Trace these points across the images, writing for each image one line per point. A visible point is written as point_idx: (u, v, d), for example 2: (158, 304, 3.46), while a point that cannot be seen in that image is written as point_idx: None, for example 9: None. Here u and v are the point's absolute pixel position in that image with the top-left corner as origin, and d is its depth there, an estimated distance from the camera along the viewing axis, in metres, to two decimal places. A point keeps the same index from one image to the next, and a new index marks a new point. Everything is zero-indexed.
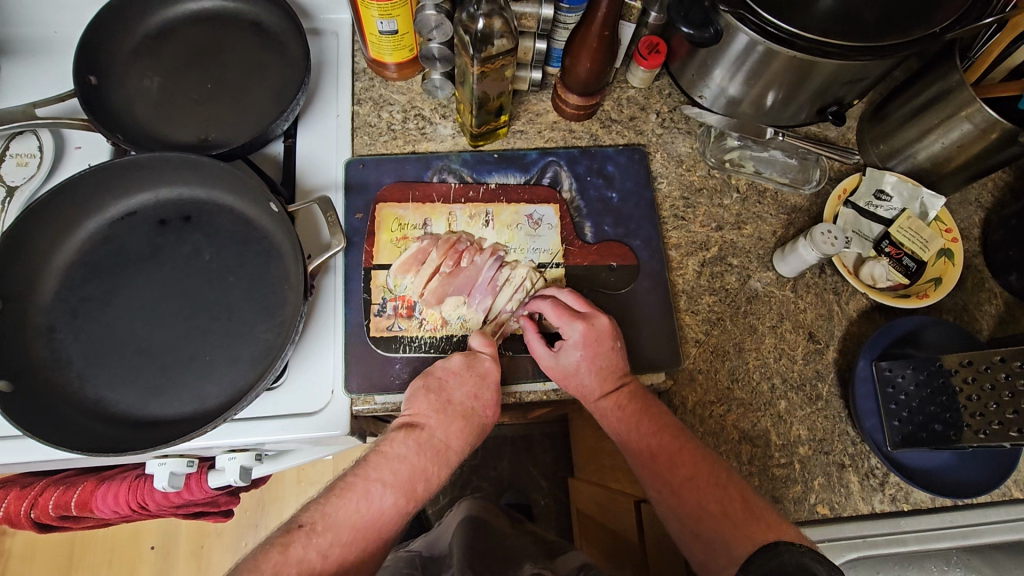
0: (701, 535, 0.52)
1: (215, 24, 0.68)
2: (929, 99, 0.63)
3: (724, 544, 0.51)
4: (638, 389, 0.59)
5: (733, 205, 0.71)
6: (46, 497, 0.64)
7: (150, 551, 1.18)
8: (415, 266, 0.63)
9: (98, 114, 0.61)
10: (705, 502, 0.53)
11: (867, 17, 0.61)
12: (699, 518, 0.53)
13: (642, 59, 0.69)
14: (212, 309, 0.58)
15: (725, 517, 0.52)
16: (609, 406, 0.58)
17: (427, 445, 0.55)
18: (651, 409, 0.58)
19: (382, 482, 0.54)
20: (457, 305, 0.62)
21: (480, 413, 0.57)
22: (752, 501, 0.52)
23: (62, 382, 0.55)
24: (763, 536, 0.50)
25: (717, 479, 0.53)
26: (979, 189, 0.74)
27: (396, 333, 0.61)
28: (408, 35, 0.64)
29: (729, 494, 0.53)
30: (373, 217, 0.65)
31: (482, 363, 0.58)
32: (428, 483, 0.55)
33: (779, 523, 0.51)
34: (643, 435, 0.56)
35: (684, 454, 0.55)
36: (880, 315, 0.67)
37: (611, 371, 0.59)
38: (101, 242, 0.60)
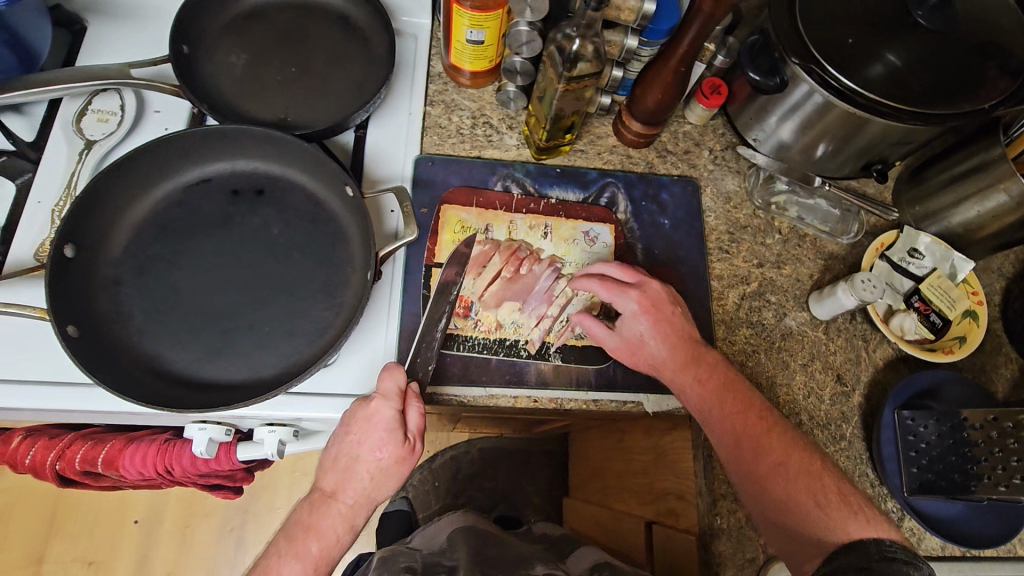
0: (788, 525, 0.53)
1: (304, 11, 0.71)
2: (970, 168, 0.67)
3: (826, 528, 0.51)
4: (722, 364, 0.60)
5: (774, 245, 0.74)
6: (74, 450, 0.65)
7: (133, 525, 1.16)
8: (476, 268, 0.66)
9: (186, 82, 0.63)
10: (791, 487, 0.53)
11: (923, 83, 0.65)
12: (784, 501, 0.53)
13: (704, 97, 0.73)
14: (276, 282, 0.60)
15: (816, 505, 0.52)
16: (688, 380, 0.59)
17: (322, 504, 0.56)
18: (736, 387, 0.59)
19: (280, 554, 0.54)
20: (512, 310, 0.64)
21: (370, 460, 0.55)
22: (843, 486, 0.54)
23: (123, 336, 0.55)
24: (846, 523, 0.51)
25: (806, 465, 0.54)
26: (1002, 259, 0.78)
27: (452, 331, 0.63)
28: (491, 47, 0.67)
29: (818, 482, 0.54)
30: (437, 216, 0.67)
31: (364, 410, 0.56)
32: (322, 539, 0.54)
33: (877, 515, 0.52)
34: (723, 413, 0.57)
35: (767, 436, 0.56)
36: (904, 366, 0.71)
37: (678, 340, 0.61)
38: (173, 205, 0.62)
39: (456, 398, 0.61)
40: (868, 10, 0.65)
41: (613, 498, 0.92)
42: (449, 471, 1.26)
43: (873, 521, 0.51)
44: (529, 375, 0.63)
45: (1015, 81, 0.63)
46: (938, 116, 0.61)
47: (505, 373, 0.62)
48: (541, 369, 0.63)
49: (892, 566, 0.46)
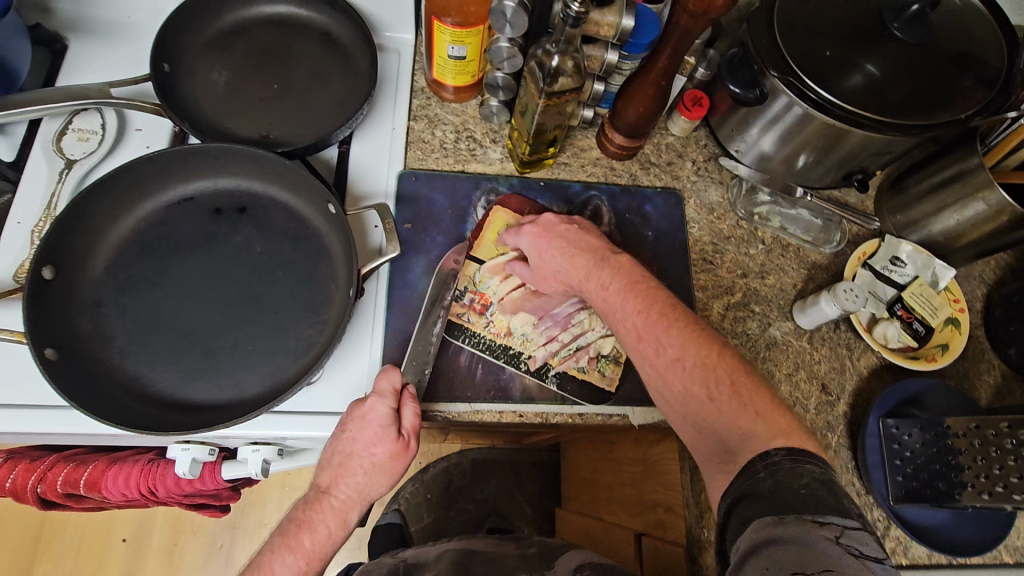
0: (699, 424, 0.51)
1: (287, 28, 0.71)
2: (949, 177, 0.67)
3: (724, 426, 0.49)
4: (628, 265, 0.60)
5: (758, 255, 0.74)
6: (55, 472, 0.64)
7: (120, 544, 1.15)
8: (505, 272, 0.67)
9: (168, 101, 0.63)
10: (691, 383, 0.52)
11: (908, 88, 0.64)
12: (686, 401, 0.52)
13: (686, 110, 0.73)
14: (260, 300, 0.59)
15: (712, 403, 0.50)
16: (596, 285, 0.60)
17: (318, 500, 0.55)
18: (642, 285, 0.58)
19: (273, 549, 0.53)
20: (525, 322, 0.65)
21: (364, 455, 0.55)
22: (749, 377, 0.51)
23: (103, 357, 0.55)
24: (741, 419, 0.48)
25: (704, 358, 0.52)
26: (983, 266, 0.79)
27: (463, 322, 0.64)
28: (474, 62, 0.67)
29: (717, 377, 0.51)
30: (487, 215, 0.69)
31: (362, 406, 0.56)
32: (314, 534, 0.53)
33: (775, 410, 0.49)
34: (630, 318, 0.57)
35: (671, 335, 0.54)
36: (888, 373, 0.71)
37: (581, 252, 0.62)
38: (155, 224, 0.61)
39: (440, 414, 0.61)
40: (844, 22, 0.66)
41: (602, 509, 0.91)
42: (440, 483, 1.25)
43: (773, 416, 0.48)
44: (514, 390, 0.62)
45: (991, 92, 0.63)
46: (914, 127, 0.62)
47: (490, 388, 0.62)
48: (526, 383, 0.63)
49: (783, 478, 0.42)
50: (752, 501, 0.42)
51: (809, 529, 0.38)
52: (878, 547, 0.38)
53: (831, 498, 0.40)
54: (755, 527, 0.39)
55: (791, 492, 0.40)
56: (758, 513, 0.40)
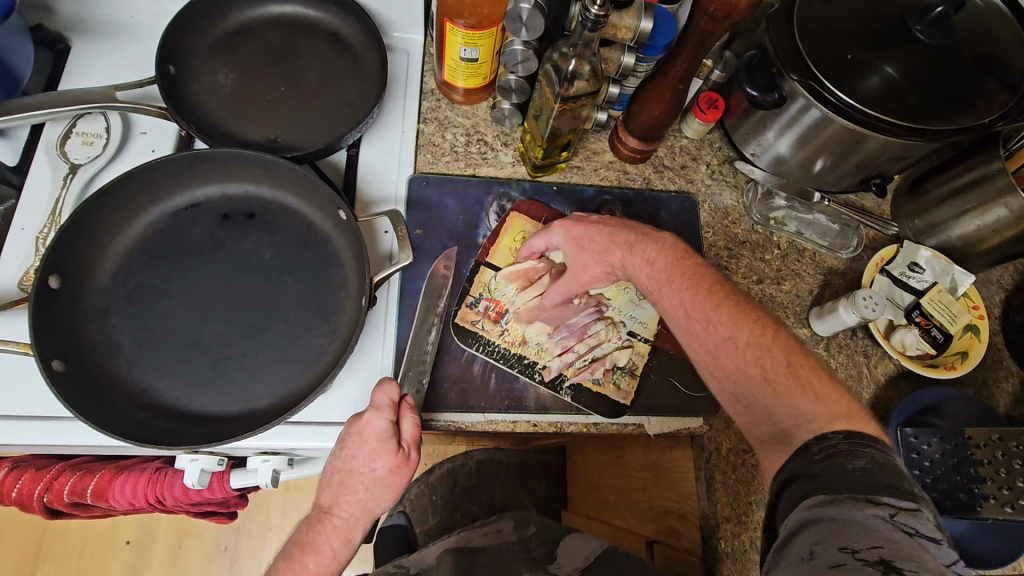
0: (750, 401, 0.50)
1: (294, 28, 0.70)
2: (969, 181, 0.66)
3: (780, 405, 0.48)
4: (673, 241, 0.59)
5: (773, 260, 0.73)
6: (62, 481, 0.63)
7: (126, 546, 1.14)
8: (521, 280, 0.65)
9: (174, 104, 0.62)
10: (743, 361, 0.51)
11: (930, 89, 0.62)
12: (738, 380, 0.51)
13: (701, 113, 0.72)
14: (269, 308, 0.58)
15: (765, 382, 0.49)
16: (638, 262, 0.59)
17: (320, 520, 0.55)
18: (688, 263, 0.57)
19: (278, 573, 0.53)
20: (540, 332, 0.64)
21: (364, 472, 0.54)
22: (806, 359, 0.50)
23: (111, 367, 0.54)
24: (800, 399, 0.47)
25: (758, 336, 0.51)
26: (1001, 271, 0.77)
27: (477, 329, 0.63)
28: (487, 65, 0.66)
29: (772, 355, 0.50)
30: (503, 220, 0.68)
31: (359, 422, 0.55)
32: (319, 555, 0.53)
33: (832, 390, 0.47)
34: (675, 297, 0.56)
35: (721, 314, 0.53)
36: (905, 381, 0.70)
37: (616, 232, 0.60)
38: (162, 231, 0.60)
39: (452, 424, 0.60)
40: (864, 24, 0.64)
41: (611, 514, 0.90)
42: (445, 485, 1.23)
43: (832, 398, 0.46)
44: (527, 399, 0.61)
45: (1014, 96, 0.62)
46: (936, 132, 0.60)
47: (503, 397, 0.61)
48: (540, 393, 0.62)
49: (840, 461, 0.41)
50: (804, 481, 0.41)
51: (860, 509, 0.37)
52: (935, 523, 0.37)
53: (887, 475, 0.39)
54: (802, 505, 0.39)
55: (846, 472, 0.40)
56: (807, 490, 0.40)
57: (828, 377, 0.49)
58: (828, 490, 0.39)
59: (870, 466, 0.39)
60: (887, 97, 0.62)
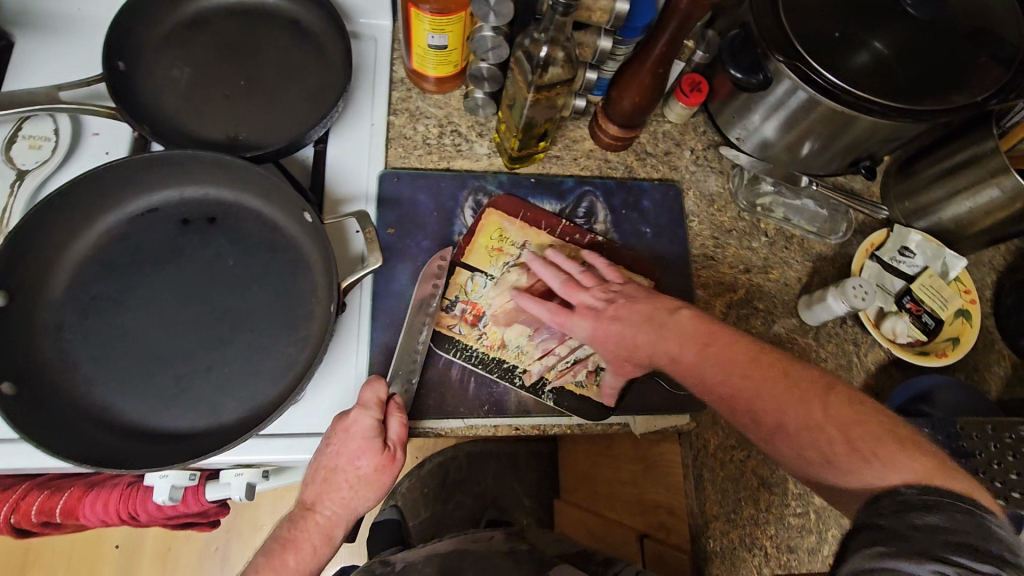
0: (837, 491, 0.45)
1: (253, 17, 0.66)
2: (961, 162, 0.64)
3: (857, 487, 0.42)
4: (691, 324, 0.54)
5: (761, 248, 0.71)
6: (29, 501, 0.61)
7: (113, 550, 1.12)
8: (500, 282, 0.63)
9: (124, 102, 0.58)
10: (806, 450, 0.45)
11: (922, 67, 0.59)
12: (812, 469, 0.46)
13: (683, 96, 0.69)
14: (234, 317, 0.56)
15: (834, 462, 0.44)
16: (669, 349, 0.53)
17: (301, 518, 0.52)
18: (712, 343, 0.52)
19: (257, 569, 0.51)
20: (520, 334, 0.61)
21: (349, 471, 0.52)
22: (864, 423, 0.44)
23: (67, 387, 0.51)
24: (871, 473, 0.41)
25: (811, 414, 0.46)
26: (992, 252, 0.76)
27: (454, 334, 0.61)
28: (457, 52, 0.62)
29: (832, 435, 0.44)
30: (479, 218, 0.65)
31: (346, 419, 0.53)
32: (298, 553, 0.51)
33: (907, 451, 0.41)
34: (711, 383, 0.51)
35: (763, 398, 0.48)
36: (896, 369, 0.68)
37: (642, 320, 0.56)
38: (118, 239, 0.57)
39: (432, 430, 0.58)
40: None
41: (601, 505, 0.89)
42: (436, 478, 1.22)
43: (903, 459, 0.41)
44: (509, 402, 0.60)
45: (1008, 72, 0.59)
46: (927, 112, 0.58)
47: (484, 402, 0.59)
48: (522, 395, 0.60)
49: (911, 516, 0.37)
50: (871, 530, 0.37)
51: (921, 564, 0.33)
52: None
53: (966, 532, 0.34)
54: (863, 553, 0.36)
55: (918, 531, 0.35)
56: (871, 540, 0.36)
57: (894, 433, 0.43)
58: (895, 541, 0.35)
59: (947, 523, 0.35)
60: (877, 77, 0.59)
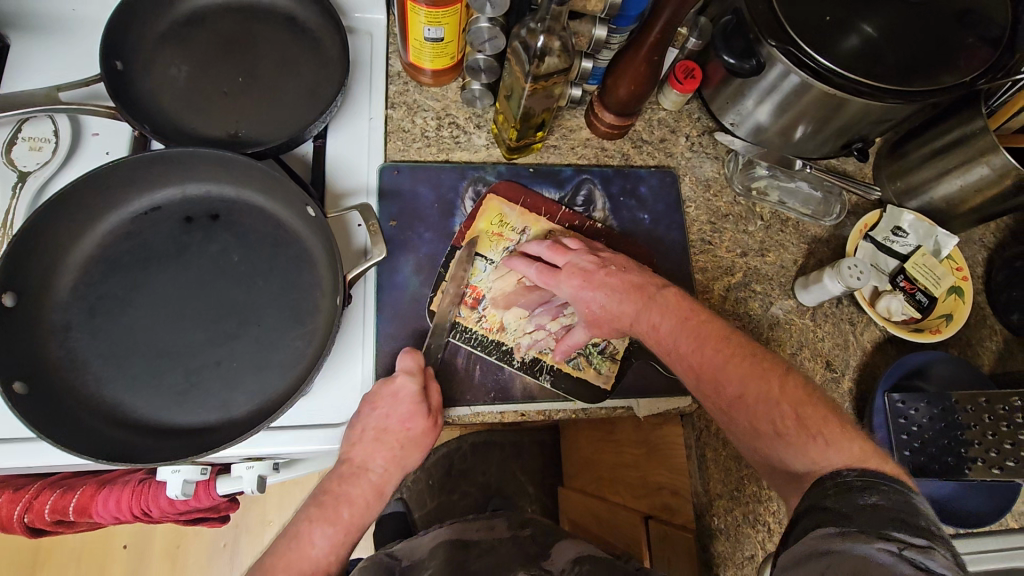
0: (771, 459, 0.49)
1: (248, 14, 0.66)
2: (951, 142, 0.65)
3: (794, 458, 0.46)
4: (676, 300, 0.56)
5: (757, 232, 0.72)
6: (42, 500, 0.61)
7: (122, 550, 1.13)
8: (499, 265, 0.64)
9: (123, 102, 0.58)
10: (758, 419, 0.49)
11: (911, 49, 0.60)
12: (756, 437, 0.49)
13: (677, 83, 0.70)
14: (241, 312, 0.56)
15: (781, 435, 0.48)
16: (651, 320, 0.56)
17: (349, 475, 0.54)
18: (694, 319, 0.55)
19: (311, 519, 0.53)
20: (518, 317, 0.62)
21: (400, 430, 0.55)
22: (817, 406, 0.48)
23: (79, 385, 0.52)
24: (813, 451, 0.45)
25: (768, 389, 0.49)
26: (983, 230, 0.77)
27: (454, 317, 0.61)
28: (453, 43, 0.63)
29: (780, 410, 0.48)
30: (479, 203, 0.66)
31: (394, 383, 0.56)
32: (353, 506, 0.54)
33: (847, 436, 0.45)
34: (687, 354, 0.54)
35: (729, 370, 0.51)
36: (891, 346, 0.70)
37: (627, 287, 0.58)
38: (123, 238, 0.57)
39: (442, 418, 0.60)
40: None
41: (605, 490, 0.91)
42: (441, 469, 1.23)
43: (844, 443, 0.45)
44: (514, 389, 0.61)
45: (996, 51, 0.60)
46: (918, 93, 0.59)
47: (490, 389, 0.60)
48: (527, 382, 0.61)
49: (851, 497, 0.40)
50: (814, 513, 0.40)
51: (866, 541, 0.36)
52: (953, 564, 0.34)
53: (900, 513, 0.38)
54: (812, 535, 0.38)
55: (861, 508, 0.39)
56: (819, 523, 0.39)
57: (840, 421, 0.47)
58: (841, 520, 0.38)
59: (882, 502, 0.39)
60: (868, 59, 0.60)
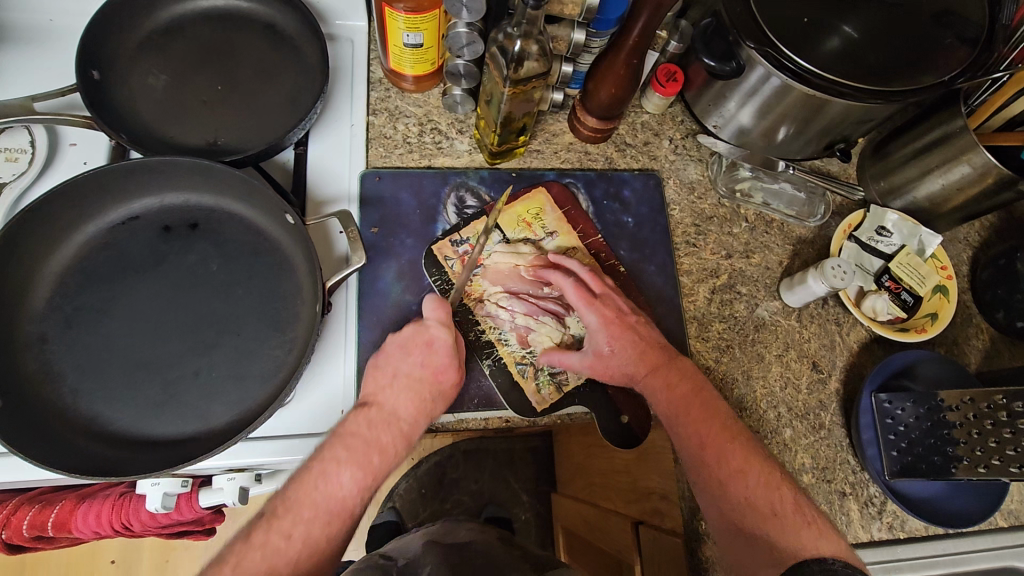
0: (751, 534, 0.51)
1: (227, 22, 0.66)
2: (932, 142, 0.65)
3: (785, 539, 0.50)
4: (692, 372, 0.59)
5: (742, 234, 0.72)
6: (20, 516, 0.60)
7: (110, 566, 1.11)
8: (513, 245, 0.66)
9: (100, 112, 0.58)
10: (753, 497, 0.52)
11: (890, 50, 0.60)
12: (744, 514, 0.52)
13: (660, 86, 0.70)
14: (220, 322, 0.56)
15: (771, 516, 0.52)
16: (657, 384, 0.58)
17: (379, 420, 0.54)
18: (703, 393, 0.58)
19: (338, 459, 0.51)
20: (496, 294, 0.63)
21: (432, 381, 0.56)
22: (797, 503, 0.53)
23: (55, 398, 0.51)
24: (807, 537, 0.50)
25: (763, 476, 0.54)
26: (968, 229, 0.77)
27: (445, 263, 0.64)
28: (433, 49, 0.63)
29: (778, 496, 0.53)
30: (529, 189, 0.68)
31: (428, 329, 0.57)
32: (383, 451, 0.53)
33: (831, 531, 0.51)
34: (693, 422, 0.56)
35: (734, 448, 0.55)
36: (878, 346, 0.70)
37: (649, 349, 0.60)
38: (100, 248, 0.57)
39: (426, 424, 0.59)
40: None
41: (596, 496, 0.90)
42: (433, 477, 1.21)
43: (829, 535, 0.51)
44: (499, 395, 0.60)
45: (973, 51, 0.60)
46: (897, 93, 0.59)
47: (474, 396, 0.60)
48: (512, 388, 0.60)
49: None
50: None
51: None
52: None
53: None
54: None
55: None
56: None
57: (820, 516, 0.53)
58: None
59: None
60: (847, 60, 0.60)
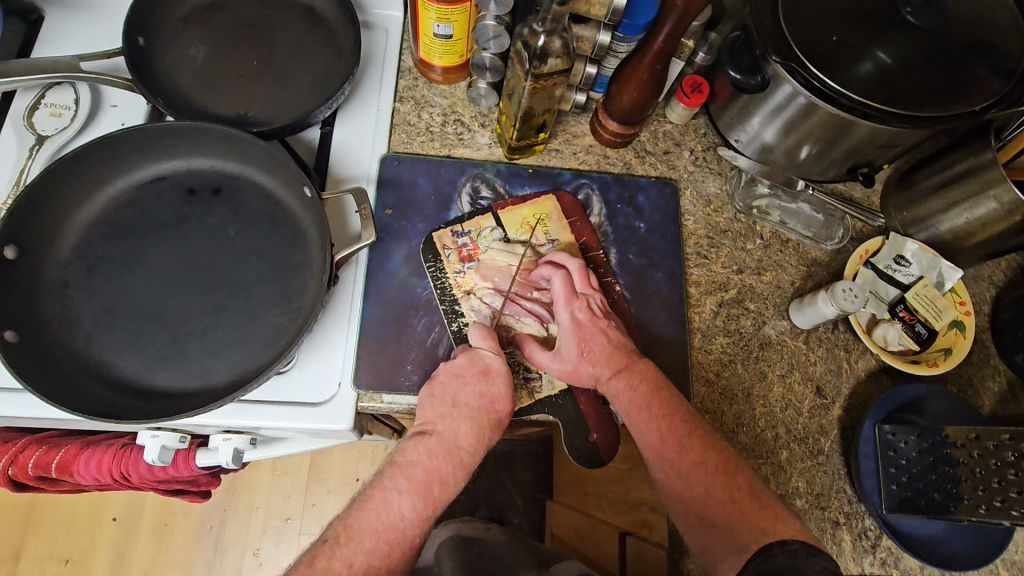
0: (718, 527, 0.53)
1: (269, 2, 0.68)
2: (959, 173, 0.64)
3: (750, 529, 0.52)
4: (652, 373, 0.60)
5: (755, 250, 0.72)
6: (27, 455, 0.62)
7: (111, 523, 1.14)
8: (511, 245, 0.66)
9: (141, 77, 0.61)
10: (714, 488, 0.54)
11: (922, 76, 0.59)
12: (706, 506, 0.54)
13: (685, 96, 0.70)
14: (231, 285, 0.57)
15: (731, 503, 0.53)
16: (621, 386, 0.58)
17: (439, 449, 0.56)
18: (664, 392, 0.58)
19: (400, 489, 0.55)
20: (487, 288, 0.64)
21: (488, 410, 0.57)
22: (756, 493, 0.54)
23: (68, 341, 0.53)
24: (766, 525, 0.51)
25: (724, 464, 0.55)
26: (993, 267, 0.75)
27: (443, 251, 0.65)
28: (462, 41, 0.64)
29: (736, 482, 0.54)
30: (540, 194, 0.69)
31: (483, 359, 0.58)
32: (442, 481, 0.56)
33: (784, 518, 0.53)
34: (652, 418, 0.56)
35: (693, 441, 0.56)
36: (886, 377, 0.68)
37: (615, 353, 0.60)
38: (127, 205, 0.60)
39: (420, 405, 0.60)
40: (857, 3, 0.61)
41: (587, 505, 0.89)
42: None
43: (785, 523, 0.52)
44: None
45: (1007, 84, 0.59)
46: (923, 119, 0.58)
47: None
48: None
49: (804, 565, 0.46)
50: None
51: None
52: None
53: None
54: None
55: None
56: None
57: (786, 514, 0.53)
58: None
59: None
60: (876, 83, 0.59)
